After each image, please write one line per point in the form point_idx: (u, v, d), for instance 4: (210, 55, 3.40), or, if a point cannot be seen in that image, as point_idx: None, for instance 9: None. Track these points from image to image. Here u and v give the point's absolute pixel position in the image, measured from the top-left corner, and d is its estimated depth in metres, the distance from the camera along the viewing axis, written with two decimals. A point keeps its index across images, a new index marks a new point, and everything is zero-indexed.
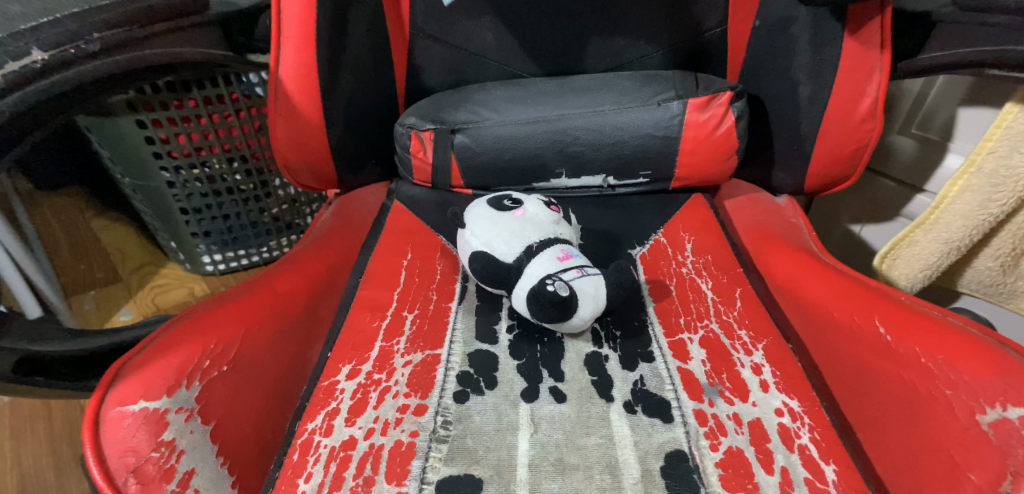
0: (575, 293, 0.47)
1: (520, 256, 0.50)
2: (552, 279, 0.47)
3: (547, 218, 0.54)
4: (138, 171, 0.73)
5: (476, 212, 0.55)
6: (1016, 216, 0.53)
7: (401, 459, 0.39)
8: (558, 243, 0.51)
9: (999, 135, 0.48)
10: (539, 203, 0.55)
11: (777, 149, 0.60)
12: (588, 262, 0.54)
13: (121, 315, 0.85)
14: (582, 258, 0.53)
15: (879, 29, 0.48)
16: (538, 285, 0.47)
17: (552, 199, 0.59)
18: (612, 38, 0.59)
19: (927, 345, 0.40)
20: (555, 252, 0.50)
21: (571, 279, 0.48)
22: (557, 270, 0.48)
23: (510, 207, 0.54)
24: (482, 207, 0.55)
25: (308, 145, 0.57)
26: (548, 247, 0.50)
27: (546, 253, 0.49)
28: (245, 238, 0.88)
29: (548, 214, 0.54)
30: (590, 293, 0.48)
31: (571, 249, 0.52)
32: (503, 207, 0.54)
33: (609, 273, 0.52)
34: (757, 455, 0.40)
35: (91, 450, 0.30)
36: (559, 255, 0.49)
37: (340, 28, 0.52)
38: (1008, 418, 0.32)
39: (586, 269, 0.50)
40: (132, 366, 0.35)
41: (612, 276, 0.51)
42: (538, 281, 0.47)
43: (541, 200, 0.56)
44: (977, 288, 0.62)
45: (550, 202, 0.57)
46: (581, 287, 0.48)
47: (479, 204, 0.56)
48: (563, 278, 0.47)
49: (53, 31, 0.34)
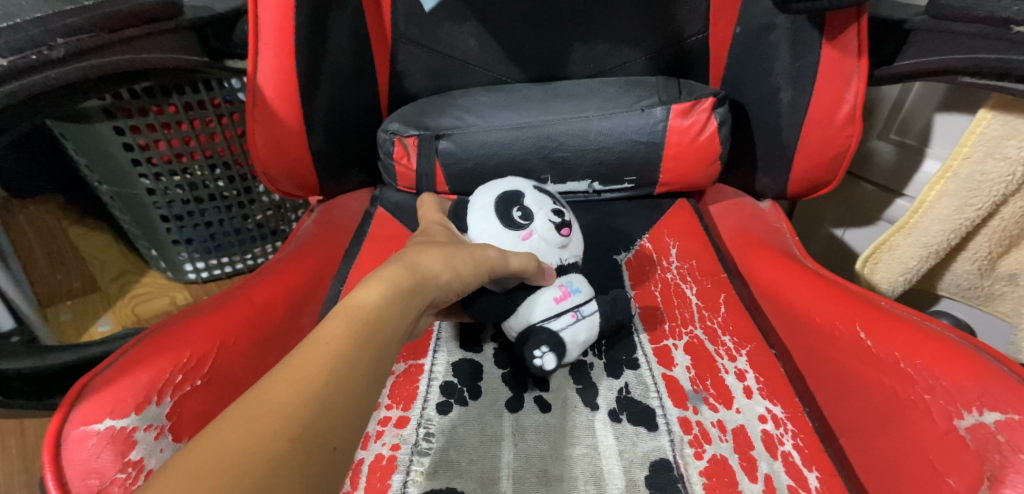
0: (565, 343, 0.46)
1: (515, 289, 0.47)
2: (541, 344, 0.44)
3: (552, 243, 0.48)
4: (116, 178, 0.71)
5: (479, 218, 0.49)
6: (992, 220, 0.54)
7: (381, 473, 0.39)
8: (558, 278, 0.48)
9: (973, 140, 0.49)
10: (549, 225, 0.48)
11: (760, 154, 0.61)
12: (586, 283, 0.50)
13: (98, 326, 0.83)
14: (582, 284, 0.49)
15: (856, 35, 0.48)
16: (528, 339, 0.45)
17: (567, 203, 0.53)
18: (595, 44, 0.60)
19: (907, 350, 0.40)
20: (552, 292, 0.47)
21: (564, 324, 0.46)
22: (547, 317, 0.46)
23: (518, 227, 0.47)
24: (488, 215, 0.48)
25: (288, 153, 0.56)
26: (545, 284, 0.47)
27: (540, 294, 0.46)
28: (228, 245, 0.86)
29: (555, 238, 0.48)
30: (581, 341, 0.46)
31: (572, 284, 0.48)
32: (509, 222, 0.47)
33: (602, 301, 0.48)
34: (741, 462, 0.40)
35: (51, 474, 0.30)
36: (557, 295, 0.47)
37: (320, 34, 0.51)
38: (985, 423, 0.33)
39: (583, 310, 0.47)
40: (97, 384, 0.34)
41: (606, 302, 0.49)
42: (529, 328, 0.46)
43: (553, 213, 0.49)
44: (956, 291, 0.63)
45: (562, 218, 0.49)
46: (573, 335, 0.46)
47: (489, 208, 0.49)
48: (554, 328, 0.46)
49: (13, 37, 0.33)
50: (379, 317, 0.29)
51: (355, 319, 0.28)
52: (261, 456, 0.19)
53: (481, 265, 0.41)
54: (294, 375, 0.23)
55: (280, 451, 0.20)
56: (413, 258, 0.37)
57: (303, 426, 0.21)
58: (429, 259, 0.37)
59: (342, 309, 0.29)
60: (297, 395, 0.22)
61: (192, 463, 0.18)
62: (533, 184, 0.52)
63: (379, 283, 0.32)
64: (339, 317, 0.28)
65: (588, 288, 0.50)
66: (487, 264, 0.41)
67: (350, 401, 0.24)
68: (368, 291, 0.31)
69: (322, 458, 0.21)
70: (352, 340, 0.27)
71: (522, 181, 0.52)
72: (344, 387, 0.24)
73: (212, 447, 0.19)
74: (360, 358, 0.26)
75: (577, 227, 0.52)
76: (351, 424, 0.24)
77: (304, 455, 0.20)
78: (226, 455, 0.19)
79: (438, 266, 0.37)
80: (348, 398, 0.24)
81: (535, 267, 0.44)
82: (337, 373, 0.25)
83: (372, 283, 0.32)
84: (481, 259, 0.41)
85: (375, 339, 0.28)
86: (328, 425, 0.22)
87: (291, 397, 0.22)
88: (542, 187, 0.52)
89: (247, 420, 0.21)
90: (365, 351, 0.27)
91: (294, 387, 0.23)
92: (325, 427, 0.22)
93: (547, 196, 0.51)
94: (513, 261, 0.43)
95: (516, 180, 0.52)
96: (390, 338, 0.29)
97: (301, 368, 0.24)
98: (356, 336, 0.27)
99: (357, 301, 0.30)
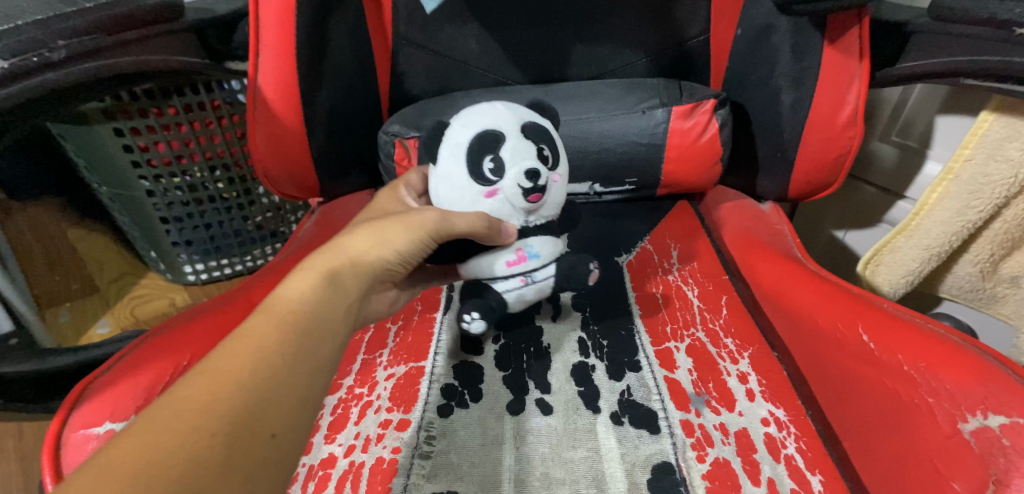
0: (506, 301, 0.45)
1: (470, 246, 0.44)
2: (475, 308, 0.43)
3: (518, 207, 0.41)
4: (115, 179, 0.70)
5: (449, 154, 0.40)
6: (994, 222, 0.54)
7: (382, 476, 0.39)
8: (521, 238, 0.43)
9: (975, 142, 0.49)
10: (518, 190, 0.39)
11: (761, 156, 0.61)
12: (554, 238, 0.45)
13: (98, 327, 0.83)
14: (546, 244, 0.44)
15: (857, 38, 0.49)
16: (469, 295, 0.45)
17: (559, 152, 0.42)
18: (596, 46, 0.60)
19: (909, 352, 0.40)
20: (507, 254, 0.43)
21: (513, 285, 0.45)
22: (494, 276, 0.44)
23: (483, 182, 0.40)
24: (456, 157, 0.40)
25: (288, 154, 0.56)
26: (499, 246, 0.43)
27: (493, 253, 0.43)
28: (228, 247, 0.85)
29: (521, 203, 0.40)
30: (528, 298, 0.46)
31: (534, 248, 0.43)
32: (476, 174, 0.40)
33: (562, 260, 0.45)
34: (744, 466, 0.40)
35: (51, 476, 0.30)
36: (511, 259, 0.43)
37: (321, 36, 0.51)
38: (989, 426, 0.33)
39: (535, 276, 0.44)
40: (97, 387, 0.35)
41: (565, 265, 0.45)
42: (476, 282, 0.45)
43: (527, 174, 0.39)
44: (958, 293, 0.63)
45: (537, 184, 0.39)
46: (518, 296, 0.45)
47: (459, 150, 0.40)
48: (500, 288, 0.45)
49: (14, 39, 0.33)
50: (313, 311, 0.31)
51: (288, 315, 0.30)
52: (184, 444, 0.20)
53: (416, 232, 0.38)
54: (223, 367, 0.25)
55: (205, 439, 0.21)
56: (340, 246, 0.37)
57: (233, 417, 0.22)
58: (358, 243, 0.37)
59: (270, 310, 0.30)
60: (227, 386, 0.24)
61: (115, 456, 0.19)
62: (521, 124, 0.41)
63: (309, 276, 0.34)
64: (268, 315, 0.29)
65: (555, 246, 0.45)
66: (421, 227, 0.38)
67: (289, 394, 0.26)
68: (289, 283, 0.33)
69: (255, 443, 0.22)
70: (281, 340, 0.28)
71: (510, 118, 0.41)
72: (276, 375, 0.26)
73: (134, 440, 0.20)
74: (294, 357, 0.28)
75: (560, 184, 0.43)
76: (292, 418, 0.25)
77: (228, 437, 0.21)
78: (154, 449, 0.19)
79: (365, 247, 0.37)
80: (287, 396, 0.26)
81: (485, 230, 0.39)
82: (268, 362, 0.26)
83: (305, 277, 0.33)
84: (415, 221, 0.38)
85: (307, 337, 0.29)
86: (259, 413, 0.24)
87: (220, 392, 0.23)
88: (533, 129, 0.41)
89: (174, 411, 0.22)
90: (300, 345, 0.28)
91: (225, 378, 0.24)
92: (261, 420, 0.23)
93: (535, 144, 0.40)
94: (457, 220, 0.38)
95: (503, 113, 0.41)
96: (325, 328, 0.31)
97: (231, 361, 0.25)
98: (287, 335, 0.28)
99: (288, 296, 0.31)
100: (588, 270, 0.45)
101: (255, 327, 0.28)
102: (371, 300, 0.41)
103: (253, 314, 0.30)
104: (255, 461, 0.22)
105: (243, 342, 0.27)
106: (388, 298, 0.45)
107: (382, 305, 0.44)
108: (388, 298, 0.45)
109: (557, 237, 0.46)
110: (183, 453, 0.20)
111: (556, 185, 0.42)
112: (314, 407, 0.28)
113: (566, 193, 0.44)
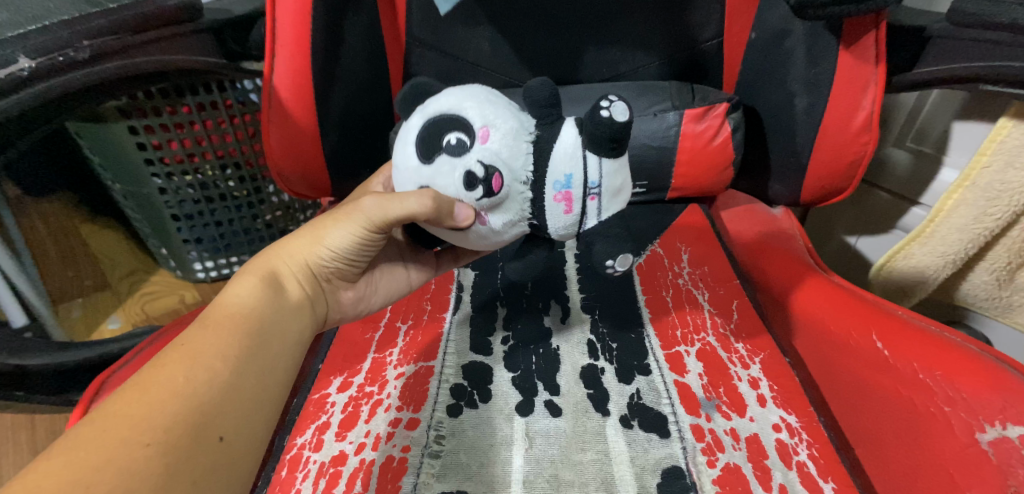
0: (612, 215, 0.40)
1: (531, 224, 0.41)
2: (605, 258, 0.39)
3: (502, 200, 0.36)
4: (130, 178, 0.72)
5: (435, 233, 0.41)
6: (1012, 230, 0.53)
7: (392, 475, 0.39)
8: (544, 186, 0.37)
9: (993, 149, 0.49)
10: (483, 199, 0.35)
11: (774, 160, 0.60)
12: (558, 136, 0.37)
13: (109, 323, 0.85)
14: (556, 158, 0.36)
15: (874, 42, 0.47)
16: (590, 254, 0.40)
17: (462, 119, 0.35)
18: (610, 48, 0.59)
19: (925, 360, 0.41)
20: (555, 210, 0.38)
21: (594, 210, 0.39)
22: (579, 222, 0.39)
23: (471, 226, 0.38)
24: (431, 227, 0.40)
25: (302, 154, 0.56)
26: (541, 208, 0.38)
27: (547, 223, 0.39)
28: (237, 245, 0.86)
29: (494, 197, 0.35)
30: (618, 187, 0.39)
31: (558, 178, 0.37)
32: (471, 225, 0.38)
33: (589, 145, 0.36)
34: (755, 471, 0.40)
35: None
36: (563, 207, 0.38)
37: (336, 36, 0.51)
38: (1008, 437, 0.33)
39: (593, 183, 0.37)
40: (111, 381, 0.38)
41: (591, 142, 0.36)
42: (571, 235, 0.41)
43: (465, 185, 0.34)
44: (974, 302, 0.62)
45: (480, 178, 0.34)
46: (610, 203, 0.39)
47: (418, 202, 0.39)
48: (593, 218, 0.39)
49: (41, 39, 0.34)
50: (250, 326, 0.34)
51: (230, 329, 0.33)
52: (124, 451, 0.23)
53: (343, 224, 0.41)
54: (163, 380, 0.28)
55: (144, 447, 0.24)
56: (284, 243, 0.42)
57: (167, 429, 0.26)
58: (298, 242, 0.42)
59: (209, 323, 0.33)
60: (165, 400, 0.27)
61: (62, 463, 0.22)
62: (418, 157, 0.36)
63: (248, 281, 0.38)
64: (208, 327, 0.33)
65: (572, 143, 0.36)
66: (346, 220, 0.40)
67: (223, 402, 0.29)
68: (233, 281, 0.38)
69: (197, 450, 0.26)
70: (218, 351, 0.31)
71: (410, 166, 0.37)
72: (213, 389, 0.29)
73: (79, 450, 0.23)
74: (231, 368, 0.31)
75: (496, 130, 0.35)
76: (233, 422, 0.29)
77: (169, 444, 0.25)
78: (96, 459, 0.22)
79: (300, 244, 0.42)
80: (226, 403, 0.30)
81: (429, 208, 0.34)
82: (207, 377, 0.29)
83: (252, 287, 0.37)
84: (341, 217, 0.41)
85: (246, 349, 0.33)
86: (196, 424, 0.27)
87: (158, 404, 0.26)
88: (424, 144, 0.36)
89: (111, 423, 0.25)
90: (234, 357, 0.32)
91: (165, 397, 0.27)
92: (203, 425, 0.27)
93: (441, 149, 0.35)
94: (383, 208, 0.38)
95: (405, 170, 0.37)
96: (263, 342, 0.35)
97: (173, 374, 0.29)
98: (224, 347, 0.32)
99: (229, 307, 0.35)
100: (609, 113, 0.35)
101: (192, 338, 0.32)
102: (327, 297, 0.45)
103: (193, 325, 0.33)
104: (200, 461, 0.26)
105: (179, 356, 0.30)
106: (356, 298, 0.48)
107: (349, 305, 0.48)
108: (356, 300, 0.48)
109: (563, 132, 0.37)
110: (127, 458, 0.23)
111: (495, 136, 0.35)
112: (251, 409, 0.31)
113: (513, 122, 0.36)
